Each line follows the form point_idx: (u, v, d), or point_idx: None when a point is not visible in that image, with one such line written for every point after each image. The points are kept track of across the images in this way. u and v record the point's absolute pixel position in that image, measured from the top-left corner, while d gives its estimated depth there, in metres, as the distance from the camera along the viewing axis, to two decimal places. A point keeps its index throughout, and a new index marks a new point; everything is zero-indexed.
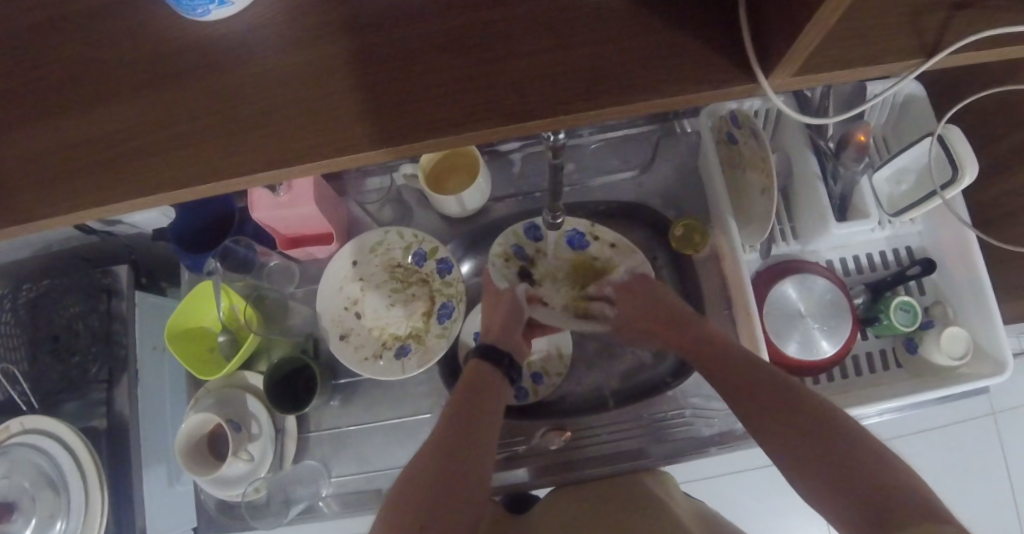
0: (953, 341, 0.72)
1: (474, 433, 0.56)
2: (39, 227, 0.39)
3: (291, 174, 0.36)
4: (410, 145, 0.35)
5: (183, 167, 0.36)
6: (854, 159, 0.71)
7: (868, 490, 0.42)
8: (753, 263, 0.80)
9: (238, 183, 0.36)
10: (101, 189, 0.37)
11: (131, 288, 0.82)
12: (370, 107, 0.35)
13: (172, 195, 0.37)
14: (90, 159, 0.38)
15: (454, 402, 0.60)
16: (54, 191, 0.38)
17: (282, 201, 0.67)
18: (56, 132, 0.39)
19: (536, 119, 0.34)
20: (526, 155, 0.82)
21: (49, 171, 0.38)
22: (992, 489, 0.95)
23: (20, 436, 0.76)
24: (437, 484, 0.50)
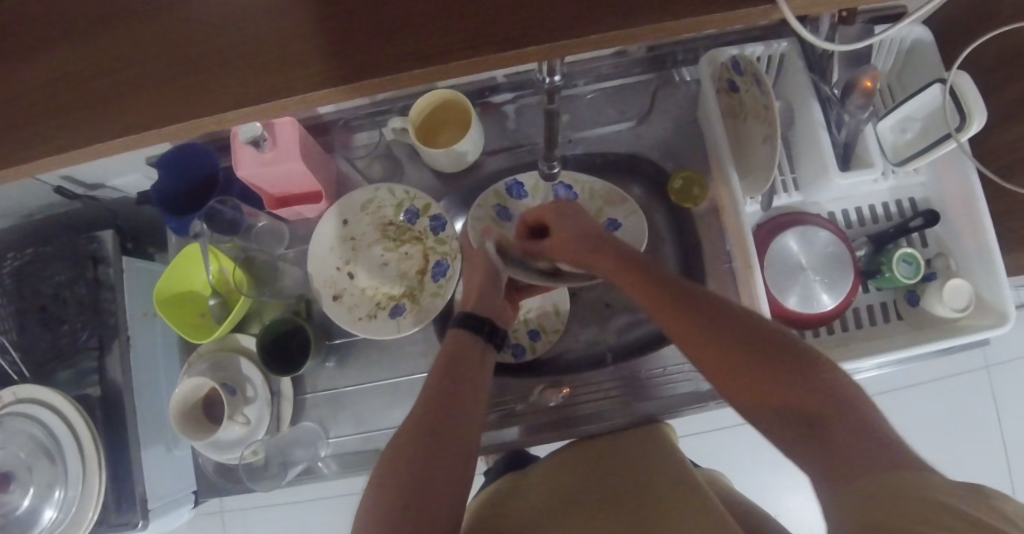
0: (956, 293, 0.71)
1: (446, 420, 0.55)
2: (8, 177, 0.36)
3: (265, 111, 0.33)
4: (391, 78, 0.32)
5: (152, 106, 0.33)
6: (860, 106, 0.67)
7: (844, 439, 0.38)
8: (754, 215, 0.78)
9: (208, 122, 0.33)
10: (67, 134, 0.34)
11: (117, 254, 0.79)
12: (327, 40, 0.32)
13: (138, 141, 0.34)
14: (50, 104, 0.35)
15: (427, 393, 0.58)
16: (14, 142, 0.35)
17: (265, 157, 0.64)
18: (10, 76, 0.36)
19: (534, 45, 0.31)
20: (519, 107, 0.79)
21: (9, 117, 0.35)
22: (984, 441, 0.95)
23: (12, 406, 0.75)
24: (419, 476, 0.50)
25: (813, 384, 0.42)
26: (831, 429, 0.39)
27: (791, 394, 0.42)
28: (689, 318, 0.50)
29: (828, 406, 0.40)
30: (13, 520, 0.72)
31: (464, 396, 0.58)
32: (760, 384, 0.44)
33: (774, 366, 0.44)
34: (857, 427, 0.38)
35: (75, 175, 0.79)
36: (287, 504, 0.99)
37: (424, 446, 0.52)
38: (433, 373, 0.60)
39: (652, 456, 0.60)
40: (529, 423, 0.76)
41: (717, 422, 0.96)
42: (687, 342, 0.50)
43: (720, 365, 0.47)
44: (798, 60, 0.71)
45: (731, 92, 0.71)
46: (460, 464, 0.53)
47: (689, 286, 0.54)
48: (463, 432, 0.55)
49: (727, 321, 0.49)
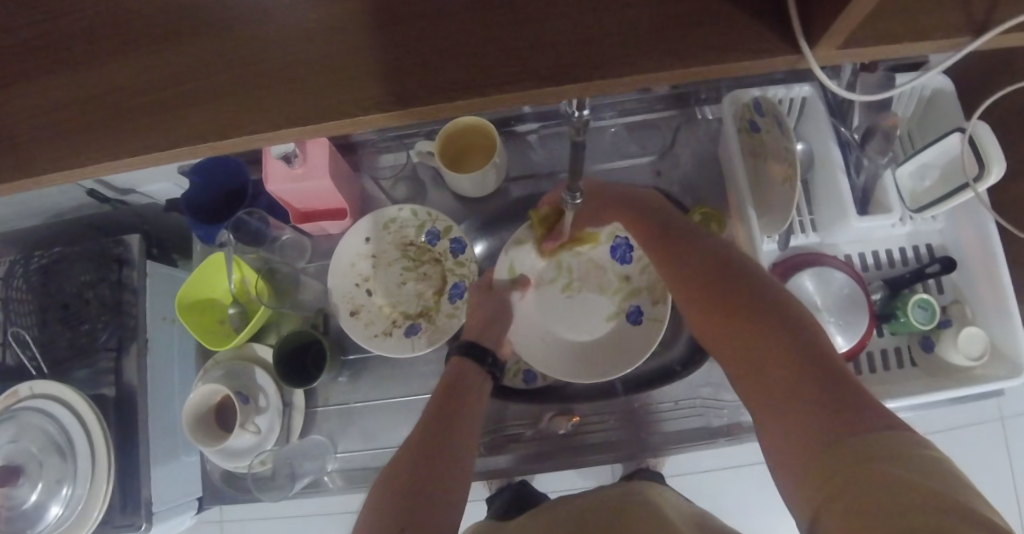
0: (970, 341, 0.71)
1: (447, 434, 0.57)
2: (46, 182, 0.38)
3: (309, 132, 0.34)
4: (427, 107, 0.33)
5: (194, 123, 0.35)
6: (879, 151, 0.70)
7: (836, 430, 0.39)
8: (770, 254, 0.79)
9: (247, 141, 0.35)
10: (112, 144, 0.36)
11: (142, 258, 0.81)
12: (371, 70, 0.34)
13: (176, 155, 0.36)
14: (96, 116, 0.36)
15: (427, 412, 0.61)
16: (58, 150, 0.37)
17: (294, 172, 0.66)
18: (62, 87, 0.37)
19: (571, 82, 0.32)
20: (543, 137, 0.81)
21: (61, 127, 0.37)
22: (996, 496, 0.94)
23: (27, 401, 0.76)
24: (417, 483, 0.52)
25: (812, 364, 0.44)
26: (809, 404, 0.42)
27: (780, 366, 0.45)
28: (709, 292, 0.53)
29: (815, 380, 0.43)
30: (19, 514, 0.73)
31: (461, 414, 0.61)
32: (773, 365, 0.45)
33: (779, 343, 0.46)
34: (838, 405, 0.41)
35: (108, 179, 0.81)
36: (288, 517, 0.98)
37: (420, 459, 0.54)
38: (436, 393, 0.63)
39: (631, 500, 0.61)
40: (537, 449, 0.76)
41: (722, 461, 0.95)
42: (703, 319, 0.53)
43: (726, 337, 0.50)
44: (819, 104, 0.73)
45: (751, 132, 0.72)
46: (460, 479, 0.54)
47: (727, 263, 0.55)
48: (464, 453, 0.57)
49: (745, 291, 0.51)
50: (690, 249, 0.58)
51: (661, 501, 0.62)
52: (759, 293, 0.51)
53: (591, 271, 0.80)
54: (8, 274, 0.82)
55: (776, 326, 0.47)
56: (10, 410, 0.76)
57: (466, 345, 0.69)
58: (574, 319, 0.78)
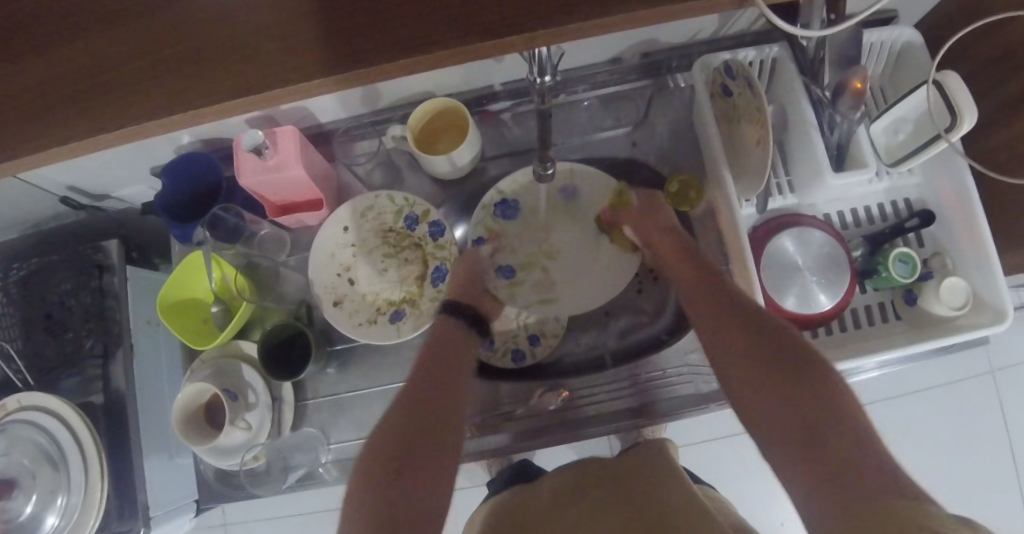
0: (954, 291, 0.72)
1: (430, 400, 0.61)
2: (27, 163, 0.40)
3: (246, 104, 0.37)
4: (379, 67, 0.36)
5: (161, 95, 0.37)
6: (852, 108, 0.67)
7: (844, 453, 0.44)
8: (750, 218, 0.79)
9: (216, 110, 0.38)
10: (83, 120, 0.38)
11: (122, 263, 0.80)
12: (326, 33, 0.36)
13: (148, 128, 0.38)
14: (65, 95, 0.38)
15: (419, 366, 0.65)
16: (33, 130, 0.39)
17: (268, 164, 0.66)
18: (29, 69, 0.39)
19: (513, 34, 0.34)
20: (516, 114, 0.79)
21: (23, 109, 0.39)
22: (990, 447, 0.95)
23: (18, 412, 0.76)
24: (401, 439, 0.57)
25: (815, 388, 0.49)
26: (807, 413, 0.48)
27: (779, 365, 0.52)
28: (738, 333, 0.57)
29: (842, 435, 0.45)
30: (16, 526, 0.72)
31: (451, 376, 0.64)
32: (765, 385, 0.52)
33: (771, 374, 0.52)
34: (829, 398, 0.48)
35: (80, 185, 0.80)
36: (289, 515, 0.98)
37: (398, 424, 0.58)
38: (425, 350, 0.67)
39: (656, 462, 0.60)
40: (531, 426, 0.76)
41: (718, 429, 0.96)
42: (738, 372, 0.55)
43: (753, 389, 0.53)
44: (788, 63, 0.72)
45: (724, 96, 0.72)
46: (444, 462, 0.57)
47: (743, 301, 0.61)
48: (442, 412, 0.60)
49: (768, 334, 0.56)
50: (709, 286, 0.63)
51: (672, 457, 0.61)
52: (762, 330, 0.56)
53: (528, 230, 0.81)
54: None
55: (773, 356, 0.53)
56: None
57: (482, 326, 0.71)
58: (580, 268, 0.80)
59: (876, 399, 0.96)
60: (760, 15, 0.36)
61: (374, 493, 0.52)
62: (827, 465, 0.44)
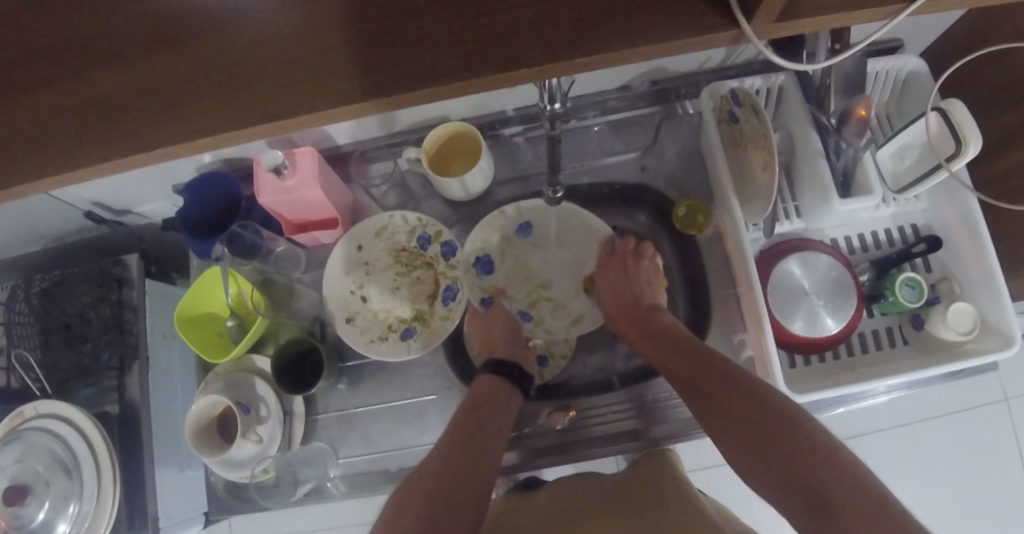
0: (960, 316, 0.72)
1: (477, 441, 0.62)
2: (56, 184, 0.42)
3: (271, 130, 0.39)
4: (395, 96, 0.37)
5: (188, 121, 0.40)
6: (857, 135, 0.68)
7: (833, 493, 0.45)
8: (757, 242, 0.80)
9: (238, 135, 0.39)
10: (115, 143, 0.40)
11: (140, 278, 0.83)
12: (346, 66, 0.38)
13: (174, 152, 0.40)
14: (99, 121, 0.41)
15: (461, 411, 0.66)
16: (63, 152, 0.41)
17: (286, 184, 0.68)
18: (66, 95, 0.42)
19: (522, 67, 0.36)
20: (527, 137, 0.81)
21: (57, 130, 0.41)
22: (1002, 477, 0.94)
23: (33, 420, 0.77)
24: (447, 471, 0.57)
25: (815, 458, 0.48)
26: (788, 456, 0.49)
27: (772, 441, 0.51)
28: (728, 407, 0.56)
29: (825, 471, 0.47)
30: (27, 533, 0.74)
31: (493, 422, 0.65)
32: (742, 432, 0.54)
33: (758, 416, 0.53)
34: (825, 468, 0.47)
35: (104, 200, 0.83)
36: (294, 531, 0.99)
37: (447, 462, 0.58)
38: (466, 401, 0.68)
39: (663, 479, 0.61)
40: (539, 444, 0.76)
41: None
42: (735, 443, 0.54)
43: (756, 462, 0.52)
44: (796, 92, 0.74)
45: (731, 122, 0.73)
46: (474, 496, 0.55)
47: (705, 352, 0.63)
48: (492, 451, 0.62)
49: (739, 391, 0.56)
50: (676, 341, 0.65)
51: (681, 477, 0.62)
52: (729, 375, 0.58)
53: (520, 269, 0.81)
54: (11, 298, 0.84)
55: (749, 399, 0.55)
56: (16, 431, 0.77)
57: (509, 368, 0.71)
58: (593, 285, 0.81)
59: (886, 425, 0.96)
60: (762, 51, 0.38)
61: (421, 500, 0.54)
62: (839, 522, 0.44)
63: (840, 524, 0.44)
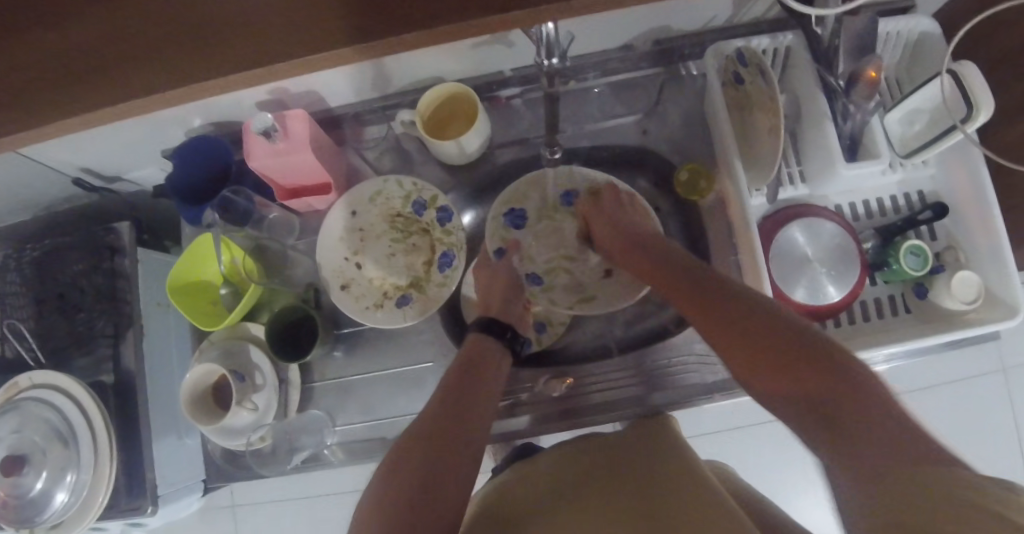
0: (965, 285, 0.71)
1: (464, 412, 0.59)
2: (35, 137, 0.41)
3: (251, 80, 0.38)
4: (382, 42, 0.36)
5: (169, 71, 0.38)
6: (865, 97, 0.66)
7: (849, 411, 0.40)
8: (760, 208, 0.78)
9: (221, 85, 0.38)
10: (94, 95, 0.39)
11: (133, 245, 0.81)
12: (331, 11, 0.37)
13: (156, 102, 0.39)
14: (75, 71, 0.39)
15: (448, 381, 0.63)
16: (41, 104, 0.39)
17: (277, 148, 0.66)
18: (39, 44, 0.40)
19: (518, 11, 0.35)
20: (526, 101, 0.79)
21: (32, 80, 0.40)
22: (999, 445, 0.94)
23: (29, 390, 0.76)
24: (434, 443, 0.55)
25: (837, 371, 0.42)
26: (803, 374, 0.44)
27: (790, 358, 0.45)
28: (753, 340, 0.48)
29: (841, 386, 0.41)
30: (27, 502, 0.73)
31: (481, 391, 0.62)
32: (757, 349, 0.48)
33: (773, 335, 0.48)
34: (859, 399, 0.40)
35: (92, 166, 0.81)
36: (294, 498, 0.99)
37: (436, 433, 0.56)
38: (451, 370, 0.64)
39: (664, 447, 0.60)
40: (538, 412, 0.76)
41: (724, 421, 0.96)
42: (751, 363, 0.48)
43: (772, 377, 0.46)
44: (804, 54, 0.71)
45: (737, 84, 0.71)
46: (466, 463, 0.55)
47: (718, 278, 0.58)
48: (481, 423, 0.59)
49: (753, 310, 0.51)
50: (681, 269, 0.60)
51: (683, 445, 0.61)
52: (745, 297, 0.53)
53: (542, 231, 0.81)
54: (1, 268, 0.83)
55: (766, 319, 0.50)
56: (11, 401, 0.76)
57: (494, 329, 0.69)
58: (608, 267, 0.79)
59: None
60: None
61: (409, 469, 0.52)
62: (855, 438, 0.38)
63: (858, 443, 0.38)
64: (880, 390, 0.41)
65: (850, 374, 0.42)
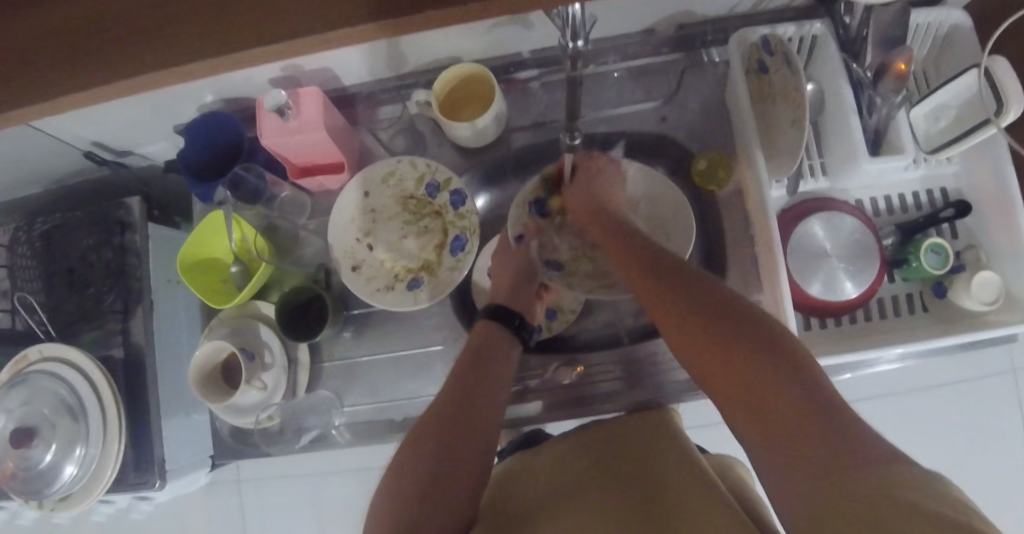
0: (985, 286, 0.69)
1: (473, 400, 0.58)
2: (57, 109, 0.41)
3: (263, 55, 0.37)
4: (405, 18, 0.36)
5: (190, 43, 0.38)
6: (893, 90, 0.65)
7: (807, 435, 0.40)
8: (778, 200, 0.77)
9: (242, 59, 0.38)
10: (116, 66, 0.39)
11: (144, 220, 0.81)
12: None
13: (176, 76, 0.39)
14: (97, 43, 0.39)
15: (456, 370, 0.62)
16: (62, 76, 0.39)
17: (290, 126, 0.65)
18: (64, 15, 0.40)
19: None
20: (544, 83, 0.78)
21: (54, 51, 0.40)
22: (1008, 447, 0.93)
23: (39, 364, 0.77)
24: (443, 435, 0.55)
25: (795, 391, 0.43)
26: (761, 392, 0.44)
27: (746, 374, 0.45)
28: (711, 339, 0.49)
29: (801, 407, 0.42)
30: (36, 475, 0.73)
31: (489, 378, 0.61)
32: (717, 359, 0.48)
33: (734, 344, 0.47)
34: (815, 407, 0.42)
35: (104, 140, 0.81)
36: (300, 476, 1.00)
37: (445, 422, 0.56)
38: (461, 357, 0.64)
39: (667, 439, 0.59)
40: (547, 400, 0.75)
41: None
42: (712, 374, 0.48)
43: (729, 390, 0.47)
44: (830, 43, 0.69)
45: (761, 73, 0.69)
46: (477, 457, 0.55)
47: (688, 276, 0.57)
48: (490, 412, 0.58)
49: (716, 317, 0.51)
50: (646, 265, 0.59)
51: (682, 434, 0.60)
52: (709, 300, 0.53)
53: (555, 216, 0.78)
54: (12, 240, 0.83)
55: (727, 325, 0.49)
56: (21, 374, 0.77)
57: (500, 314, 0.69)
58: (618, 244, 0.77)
59: (893, 392, 0.95)
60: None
61: (426, 460, 0.52)
62: (812, 463, 0.39)
63: (810, 471, 0.39)
64: (841, 408, 0.42)
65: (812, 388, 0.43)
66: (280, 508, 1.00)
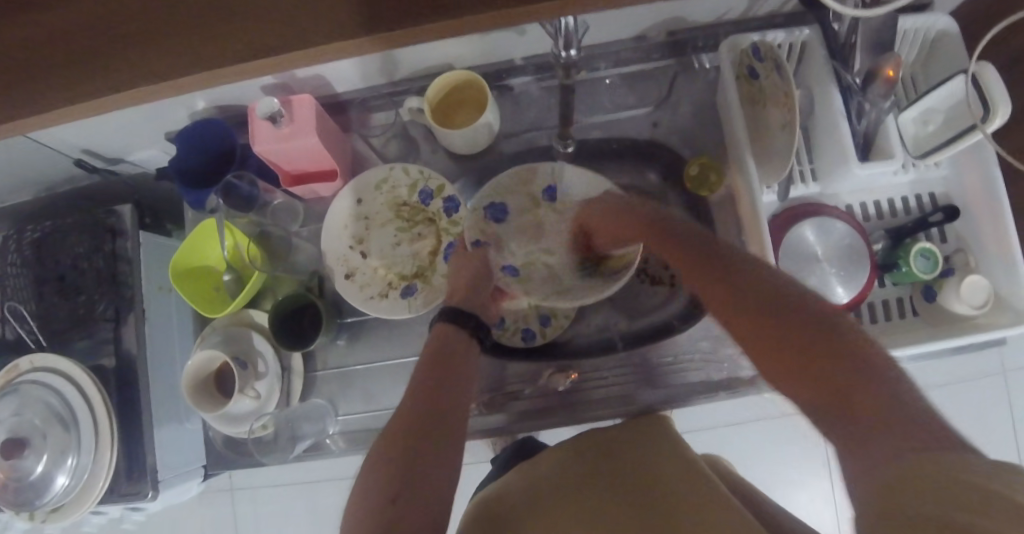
0: (974, 290, 0.70)
1: (437, 406, 0.58)
2: (49, 119, 0.41)
3: (259, 67, 0.38)
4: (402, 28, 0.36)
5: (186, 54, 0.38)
6: (882, 95, 0.64)
7: (869, 407, 0.37)
8: (769, 205, 0.78)
9: (238, 70, 0.38)
10: (109, 77, 0.39)
11: (135, 228, 0.80)
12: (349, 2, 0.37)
13: (172, 85, 0.39)
14: (90, 52, 0.39)
15: (419, 375, 0.62)
16: (55, 85, 0.39)
17: (282, 133, 0.65)
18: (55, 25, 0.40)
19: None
20: (536, 90, 0.78)
21: (45, 60, 0.39)
22: (997, 446, 0.94)
23: (29, 373, 0.76)
24: (409, 440, 0.54)
25: (856, 366, 0.39)
26: (822, 367, 0.41)
27: (808, 349, 0.42)
28: (768, 316, 0.46)
29: (863, 380, 0.38)
30: (26, 485, 0.72)
31: (453, 382, 0.61)
32: (774, 335, 0.45)
33: (791, 326, 0.44)
34: (879, 383, 0.38)
35: (94, 148, 0.80)
36: (294, 483, 1.00)
37: (412, 427, 0.55)
38: (421, 362, 0.64)
39: (658, 448, 0.59)
40: (540, 405, 0.77)
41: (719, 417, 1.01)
42: (766, 355, 0.46)
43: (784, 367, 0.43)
44: (819, 49, 0.70)
45: (751, 78, 0.70)
46: (447, 459, 0.53)
47: (738, 258, 0.54)
48: (455, 416, 0.58)
49: (769, 298, 0.47)
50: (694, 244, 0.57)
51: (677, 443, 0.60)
52: (766, 281, 0.50)
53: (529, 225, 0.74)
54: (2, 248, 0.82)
55: (784, 305, 0.46)
56: (11, 384, 0.76)
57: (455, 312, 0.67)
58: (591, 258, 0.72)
59: None
60: None
61: (397, 467, 0.51)
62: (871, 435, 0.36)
63: (877, 438, 0.35)
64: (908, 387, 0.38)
65: (871, 368, 0.39)
66: (274, 515, 1.00)
